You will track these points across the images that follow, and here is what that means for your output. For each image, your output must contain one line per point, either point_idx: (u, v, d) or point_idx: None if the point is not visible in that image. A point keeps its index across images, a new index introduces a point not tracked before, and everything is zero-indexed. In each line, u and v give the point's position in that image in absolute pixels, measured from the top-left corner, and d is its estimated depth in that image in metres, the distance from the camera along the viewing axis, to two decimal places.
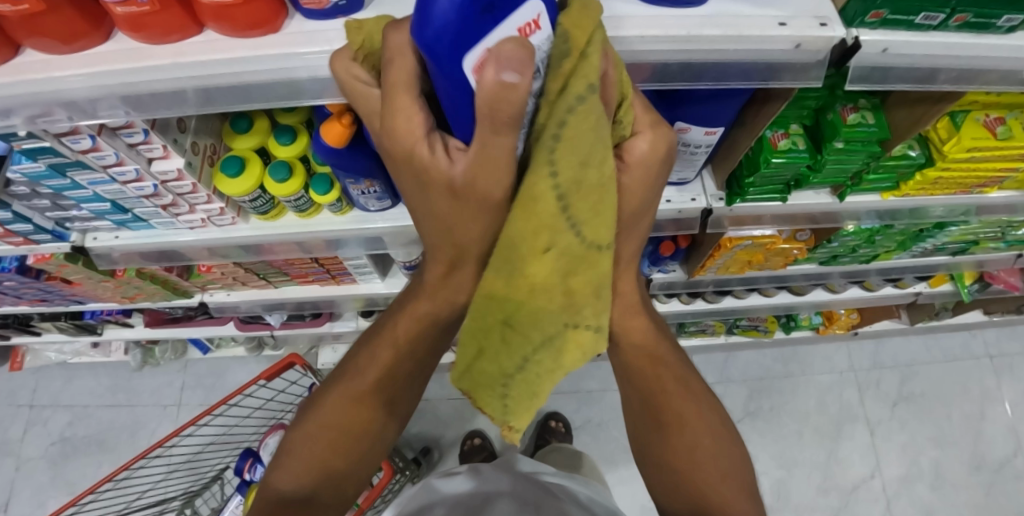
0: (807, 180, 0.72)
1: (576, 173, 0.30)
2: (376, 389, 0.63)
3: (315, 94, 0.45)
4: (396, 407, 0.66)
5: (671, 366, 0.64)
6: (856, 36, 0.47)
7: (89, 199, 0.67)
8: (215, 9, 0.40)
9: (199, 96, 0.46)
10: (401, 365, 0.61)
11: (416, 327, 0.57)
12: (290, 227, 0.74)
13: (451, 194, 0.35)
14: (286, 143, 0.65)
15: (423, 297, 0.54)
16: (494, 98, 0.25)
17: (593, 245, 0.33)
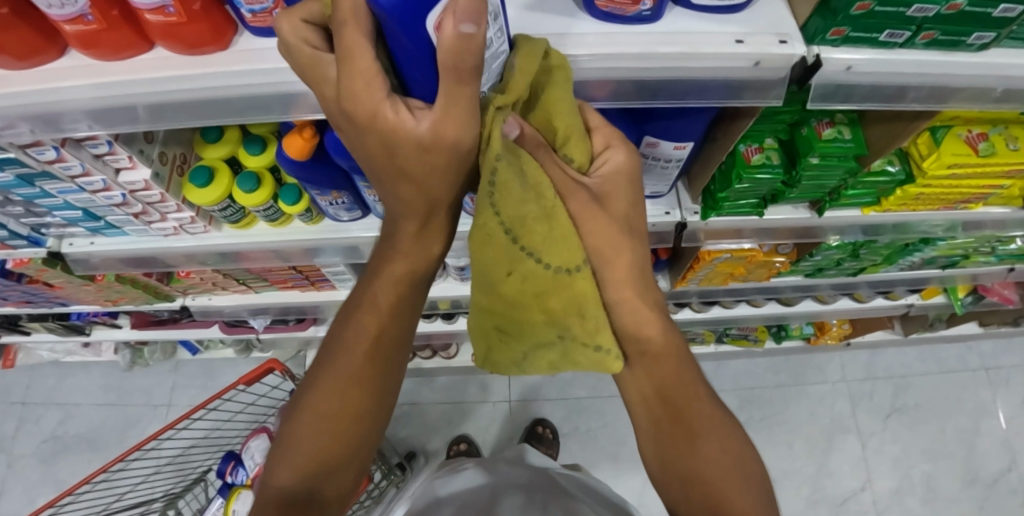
0: (783, 194, 0.71)
1: (516, 212, 0.39)
2: (370, 361, 0.52)
3: (266, 111, 0.45)
4: (397, 378, 0.55)
5: (691, 375, 0.53)
6: (817, 53, 0.46)
7: (61, 207, 0.67)
8: (162, 28, 0.40)
9: (150, 112, 0.46)
10: (392, 326, 0.52)
11: (404, 283, 0.49)
12: (263, 235, 0.74)
13: (417, 150, 0.34)
14: (255, 152, 0.64)
15: (409, 244, 0.46)
16: (457, 51, 0.27)
17: (558, 270, 0.43)
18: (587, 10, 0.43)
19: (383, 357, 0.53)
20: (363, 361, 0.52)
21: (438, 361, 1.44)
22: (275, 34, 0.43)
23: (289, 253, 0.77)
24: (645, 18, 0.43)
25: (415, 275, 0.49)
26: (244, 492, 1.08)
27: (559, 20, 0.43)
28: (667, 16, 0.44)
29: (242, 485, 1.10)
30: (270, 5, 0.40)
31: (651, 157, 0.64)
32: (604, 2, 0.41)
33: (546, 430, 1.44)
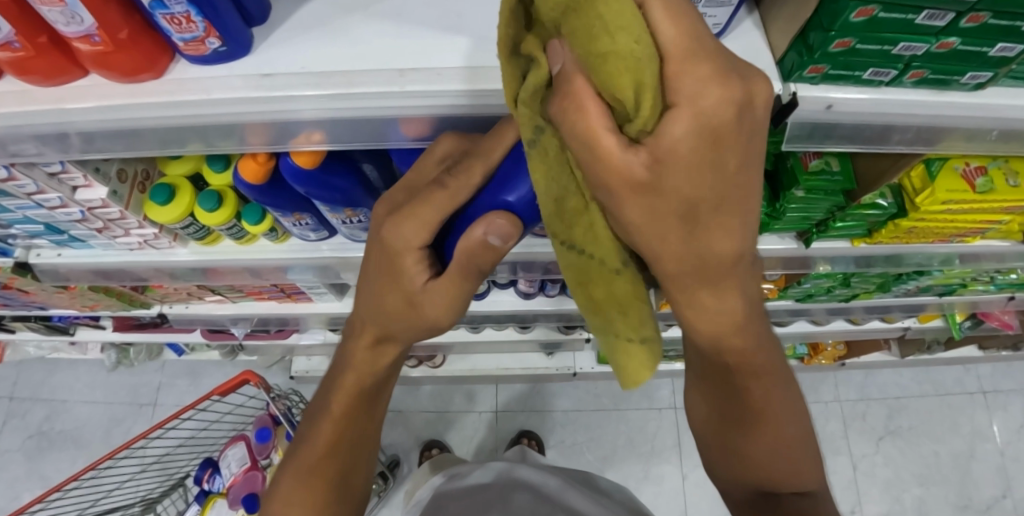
0: (767, 226, 0.68)
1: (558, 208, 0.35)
2: (327, 464, 0.54)
3: (212, 142, 0.45)
4: (359, 475, 0.57)
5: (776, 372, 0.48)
6: (793, 92, 0.43)
7: (21, 221, 0.66)
8: (90, 56, 0.38)
9: (86, 140, 0.45)
10: (353, 432, 0.55)
11: (352, 400, 0.54)
12: (228, 252, 0.72)
13: (404, 295, 0.46)
14: (218, 170, 0.61)
15: (357, 365, 0.52)
16: (482, 250, 0.39)
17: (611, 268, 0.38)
18: None
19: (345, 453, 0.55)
20: (324, 459, 0.54)
21: (424, 369, 1.42)
22: (213, 61, 0.40)
23: (259, 270, 0.75)
24: None
25: (365, 389, 0.54)
26: (219, 501, 1.07)
27: None
28: None
29: (217, 493, 1.09)
30: (200, 32, 0.37)
31: None
32: None
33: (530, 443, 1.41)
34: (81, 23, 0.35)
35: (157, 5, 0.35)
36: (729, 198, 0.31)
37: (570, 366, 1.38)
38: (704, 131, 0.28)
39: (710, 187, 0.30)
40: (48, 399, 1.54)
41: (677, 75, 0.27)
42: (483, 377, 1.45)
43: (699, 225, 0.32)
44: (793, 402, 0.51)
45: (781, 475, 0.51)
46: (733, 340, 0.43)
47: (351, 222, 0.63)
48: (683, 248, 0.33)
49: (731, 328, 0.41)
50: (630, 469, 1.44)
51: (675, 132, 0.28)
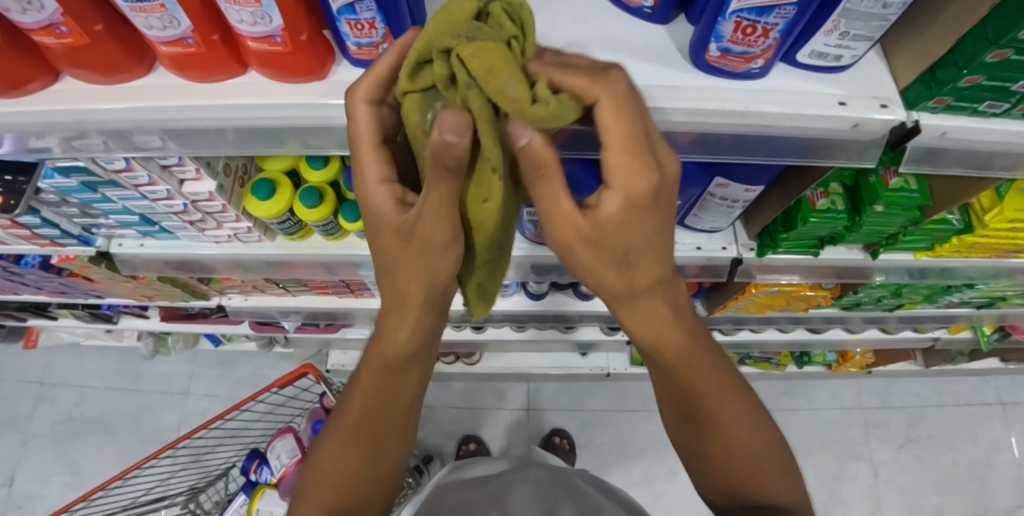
0: (842, 238, 0.70)
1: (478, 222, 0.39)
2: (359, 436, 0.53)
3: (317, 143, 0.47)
4: (388, 443, 0.54)
5: (718, 372, 0.52)
6: (917, 119, 0.45)
7: (118, 211, 0.67)
8: (261, 55, 0.39)
9: (238, 136, 0.47)
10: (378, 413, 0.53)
11: (381, 371, 0.51)
12: (315, 248, 0.74)
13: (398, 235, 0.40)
14: (317, 168, 0.64)
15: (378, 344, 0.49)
16: None
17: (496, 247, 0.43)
18: (694, 61, 0.43)
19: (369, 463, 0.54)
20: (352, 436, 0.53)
21: (459, 366, 1.44)
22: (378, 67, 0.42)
23: (334, 265, 0.77)
24: (753, 75, 0.42)
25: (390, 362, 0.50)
26: (268, 491, 1.07)
27: (663, 75, 0.43)
28: (773, 73, 0.44)
29: (267, 484, 1.10)
30: (378, 38, 0.39)
31: (718, 197, 0.62)
32: (716, 58, 0.41)
33: (562, 441, 1.43)
34: (268, 24, 0.36)
35: (346, 12, 0.36)
36: (647, 253, 0.39)
37: (604, 366, 1.41)
38: (629, 204, 0.34)
39: (635, 245, 0.38)
40: (78, 385, 1.55)
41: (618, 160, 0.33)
42: (515, 375, 1.47)
43: (639, 263, 0.39)
44: (749, 411, 0.53)
45: (750, 475, 0.53)
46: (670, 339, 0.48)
47: None
48: (621, 283, 0.41)
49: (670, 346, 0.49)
50: (657, 469, 1.46)
51: (601, 209, 0.35)
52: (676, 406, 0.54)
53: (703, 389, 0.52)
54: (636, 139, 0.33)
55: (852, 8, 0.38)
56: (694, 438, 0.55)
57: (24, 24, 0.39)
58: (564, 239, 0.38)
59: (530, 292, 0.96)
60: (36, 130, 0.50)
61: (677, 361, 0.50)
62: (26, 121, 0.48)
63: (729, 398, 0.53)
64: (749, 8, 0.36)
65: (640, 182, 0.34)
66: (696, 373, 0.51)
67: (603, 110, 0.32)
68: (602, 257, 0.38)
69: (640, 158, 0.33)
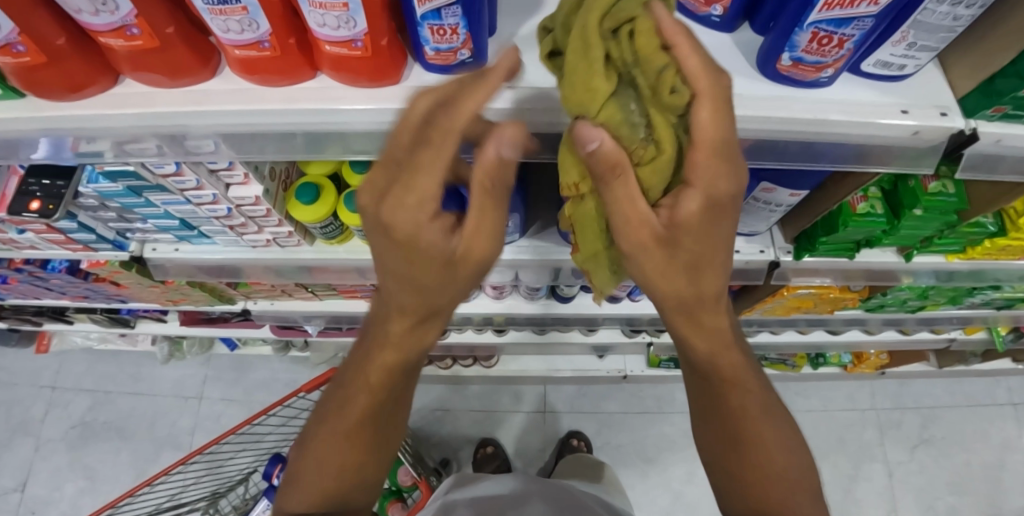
0: (878, 241, 0.71)
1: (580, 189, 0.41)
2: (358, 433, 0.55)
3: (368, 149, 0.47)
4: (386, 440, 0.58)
5: (761, 392, 0.52)
6: (975, 127, 0.46)
7: (158, 216, 0.66)
8: (338, 59, 0.40)
9: (309, 141, 0.47)
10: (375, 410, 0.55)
11: (385, 373, 0.53)
12: (354, 252, 0.74)
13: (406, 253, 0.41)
14: (361, 172, 0.64)
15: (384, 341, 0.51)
16: None
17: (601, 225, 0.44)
18: (761, 69, 0.44)
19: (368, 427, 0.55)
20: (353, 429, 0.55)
21: (477, 369, 1.44)
22: (456, 70, 0.43)
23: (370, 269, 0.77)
24: (821, 84, 0.43)
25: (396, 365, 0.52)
26: None
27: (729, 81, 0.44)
28: (838, 83, 0.45)
29: None
30: (457, 44, 0.39)
31: (762, 201, 0.63)
32: (786, 67, 0.42)
33: (581, 444, 1.43)
34: (352, 28, 0.36)
35: (431, 17, 0.36)
36: (709, 259, 0.40)
37: (622, 369, 1.41)
38: (709, 206, 0.36)
39: (704, 252, 0.39)
40: (91, 390, 1.54)
41: (703, 162, 0.35)
42: (532, 377, 1.47)
43: (707, 271, 0.41)
44: (783, 429, 0.53)
45: (781, 497, 0.52)
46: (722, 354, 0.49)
47: None
48: (687, 291, 0.42)
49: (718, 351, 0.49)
50: (674, 471, 1.47)
51: (680, 207, 0.36)
52: (709, 418, 0.53)
53: (741, 404, 0.51)
54: (723, 140, 0.34)
55: (922, 20, 0.38)
56: (727, 456, 0.53)
57: (96, 31, 0.38)
58: (630, 241, 0.39)
59: (559, 294, 0.97)
60: (89, 134, 0.49)
61: (723, 369, 0.50)
62: (83, 126, 0.47)
63: (767, 419, 0.52)
64: (828, 20, 0.37)
65: (722, 184, 0.36)
66: (739, 389, 0.51)
67: (702, 107, 0.33)
68: (679, 264, 0.40)
69: (725, 163, 0.35)
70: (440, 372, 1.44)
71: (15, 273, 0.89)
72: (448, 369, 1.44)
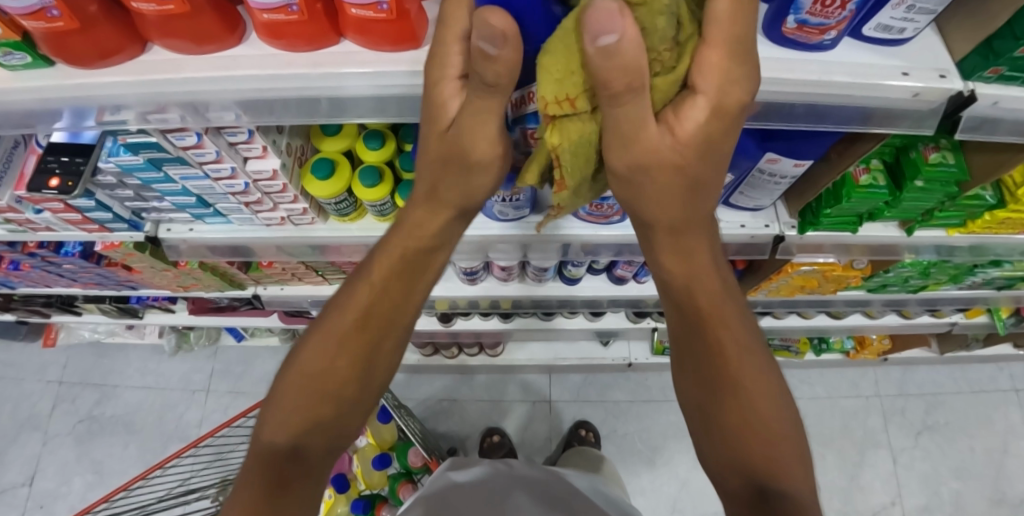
0: (880, 213, 0.73)
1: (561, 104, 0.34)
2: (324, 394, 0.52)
3: (389, 111, 0.48)
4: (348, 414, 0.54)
5: (745, 336, 0.49)
6: (973, 88, 0.47)
7: (176, 193, 0.68)
8: (363, 22, 0.41)
9: (331, 106, 0.48)
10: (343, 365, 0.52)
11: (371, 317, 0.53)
12: (367, 230, 0.75)
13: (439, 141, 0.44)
14: (375, 148, 0.65)
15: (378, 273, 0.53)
16: None
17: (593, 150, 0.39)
18: (767, 33, 0.45)
19: (328, 414, 0.52)
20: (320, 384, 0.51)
21: (483, 358, 1.45)
22: None
23: None
24: (824, 46, 0.44)
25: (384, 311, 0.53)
26: None
27: None
28: (840, 46, 0.46)
29: None
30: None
31: (767, 173, 0.64)
32: (791, 30, 0.43)
33: (588, 434, 1.44)
34: None
35: None
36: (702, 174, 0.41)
37: (626, 357, 1.42)
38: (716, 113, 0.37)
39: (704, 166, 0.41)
40: (98, 383, 1.55)
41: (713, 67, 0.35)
42: (538, 366, 1.48)
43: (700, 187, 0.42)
44: (770, 379, 0.49)
45: (766, 454, 0.48)
46: (701, 286, 0.48)
47: (508, 201, 0.66)
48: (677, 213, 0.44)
49: (693, 275, 0.47)
50: (680, 458, 1.48)
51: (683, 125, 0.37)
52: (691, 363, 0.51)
53: (723, 342, 0.49)
54: (739, 44, 0.34)
55: None
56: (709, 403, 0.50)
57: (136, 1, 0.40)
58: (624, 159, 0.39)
59: (566, 276, 0.98)
60: (115, 104, 0.51)
61: (702, 300, 0.48)
62: (110, 94, 0.49)
63: (752, 364, 0.49)
64: None
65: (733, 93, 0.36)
66: (722, 327, 0.49)
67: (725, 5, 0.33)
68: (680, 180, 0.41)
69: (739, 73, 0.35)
70: (446, 362, 1.45)
71: (28, 258, 0.90)
72: (454, 358, 1.45)
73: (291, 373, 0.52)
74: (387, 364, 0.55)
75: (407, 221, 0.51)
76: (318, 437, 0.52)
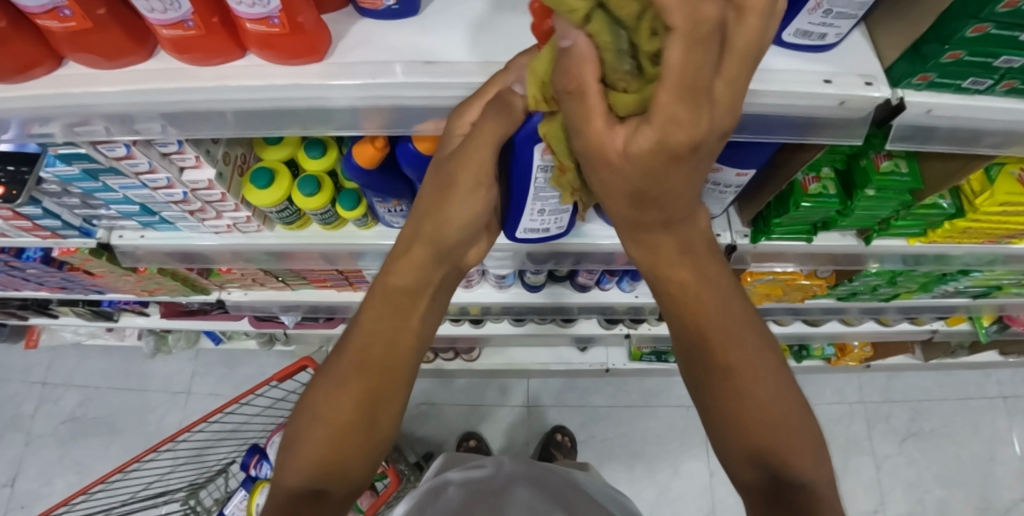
0: (835, 222, 0.71)
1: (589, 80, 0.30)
2: (343, 433, 0.50)
3: (305, 124, 0.48)
4: (366, 454, 0.51)
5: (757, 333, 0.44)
6: (902, 97, 0.46)
7: (118, 201, 0.68)
8: (261, 37, 0.40)
9: (238, 119, 0.48)
10: (346, 394, 0.50)
11: (374, 355, 0.51)
12: (314, 238, 0.75)
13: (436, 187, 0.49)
14: (316, 156, 0.64)
15: (374, 308, 0.52)
16: None
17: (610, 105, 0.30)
18: None
19: (347, 455, 0.50)
20: (337, 423, 0.50)
21: (459, 363, 1.45)
22: (385, 47, 0.44)
23: (335, 255, 0.78)
24: None
25: (383, 342, 0.52)
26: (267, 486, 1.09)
27: None
28: None
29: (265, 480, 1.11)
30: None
31: (711, 182, 0.63)
32: None
33: (564, 439, 1.43)
34: (266, 5, 0.37)
35: None
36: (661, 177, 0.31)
37: (604, 362, 1.41)
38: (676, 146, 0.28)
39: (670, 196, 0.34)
40: (80, 385, 1.56)
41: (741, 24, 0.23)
42: (516, 371, 1.47)
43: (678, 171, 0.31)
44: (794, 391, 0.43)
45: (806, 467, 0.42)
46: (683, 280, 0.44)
47: (397, 212, 0.67)
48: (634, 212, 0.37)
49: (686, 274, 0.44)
50: (659, 464, 1.46)
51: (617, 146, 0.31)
52: (699, 375, 0.45)
53: (740, 351, 0.43)
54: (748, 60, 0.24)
55: None
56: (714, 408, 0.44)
57: (38, 18, 0.39)
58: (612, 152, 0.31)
59: (527, 283, 0.97)
60: (40, 116, 0.50)
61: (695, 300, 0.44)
62: (28, 106, 0.49)
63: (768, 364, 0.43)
64: None
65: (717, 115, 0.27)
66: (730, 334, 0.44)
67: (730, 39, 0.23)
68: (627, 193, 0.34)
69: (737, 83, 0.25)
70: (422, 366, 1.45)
71: None
72: (431, 362, 1.45)
73: (304, 411, 0.51)
74: (398, 403, 0.53)
75: (400, 246, 0.52)
76: (341, 481, 0.50)
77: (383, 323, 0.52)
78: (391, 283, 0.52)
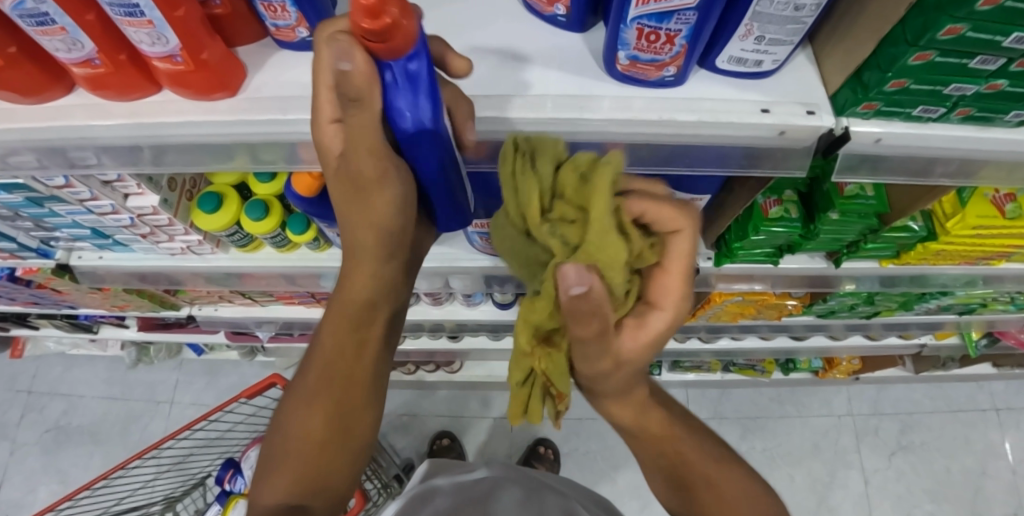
0: (800, 246, 0.69)
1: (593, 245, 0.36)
2: (322, 447, 0.51)
3: (228, 158, 0.46)
4: (351, 455, 0.53)
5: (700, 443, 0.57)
6: (846, 126, 0.44)
7: (68, 225, 0.67)
8: (170, 74, 0.40)
9: (155, 153, 0.47)
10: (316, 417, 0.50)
11: (340, 381, 0.50)
12: (268, 260, 0.74)
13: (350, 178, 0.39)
14: (264, 180, 0.63)
15: (334, 345, 0.49)
16: None
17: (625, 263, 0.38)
18: (608, 70, 0.43)
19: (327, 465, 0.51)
20: (313, 444, 0.50)
21: (441, 374, 1.44)
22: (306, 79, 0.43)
23: (295, 276, 0.77)
24: (668, 83, 0.42)
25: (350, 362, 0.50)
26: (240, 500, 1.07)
27: (584, 84, 0.43)
28: (691, 80, 0.44)
29: (239, 494, 1.10)
30: (292, 22, 0.40)
31: None
32: (626, 67, 0.41)
33: (547, 451, 1.42)
34: (166, 44, 0.36)
35: None
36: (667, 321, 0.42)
37: None
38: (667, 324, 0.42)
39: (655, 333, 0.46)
40: (66, 394, 1.56)
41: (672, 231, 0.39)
42: (498, 383, 1.46)
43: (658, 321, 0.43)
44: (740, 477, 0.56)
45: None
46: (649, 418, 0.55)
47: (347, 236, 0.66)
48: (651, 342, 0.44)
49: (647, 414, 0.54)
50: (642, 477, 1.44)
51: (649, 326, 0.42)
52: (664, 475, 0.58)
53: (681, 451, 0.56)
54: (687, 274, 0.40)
55: (760, 11, 0.37)
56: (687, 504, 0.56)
57: None
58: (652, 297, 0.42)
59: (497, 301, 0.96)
60: None
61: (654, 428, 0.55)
62: None
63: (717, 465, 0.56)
64: (648, 15, 0.35)
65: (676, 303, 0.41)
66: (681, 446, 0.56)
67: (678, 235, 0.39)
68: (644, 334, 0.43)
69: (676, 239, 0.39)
70: (403, 377, 1.44)
71: None
72: (411, 374, 1.44)
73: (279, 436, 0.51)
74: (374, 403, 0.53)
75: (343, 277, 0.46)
76: (322, 494, 0.52)
77: (353, 351, 0.49)
78: (349, 322, 0.48)
